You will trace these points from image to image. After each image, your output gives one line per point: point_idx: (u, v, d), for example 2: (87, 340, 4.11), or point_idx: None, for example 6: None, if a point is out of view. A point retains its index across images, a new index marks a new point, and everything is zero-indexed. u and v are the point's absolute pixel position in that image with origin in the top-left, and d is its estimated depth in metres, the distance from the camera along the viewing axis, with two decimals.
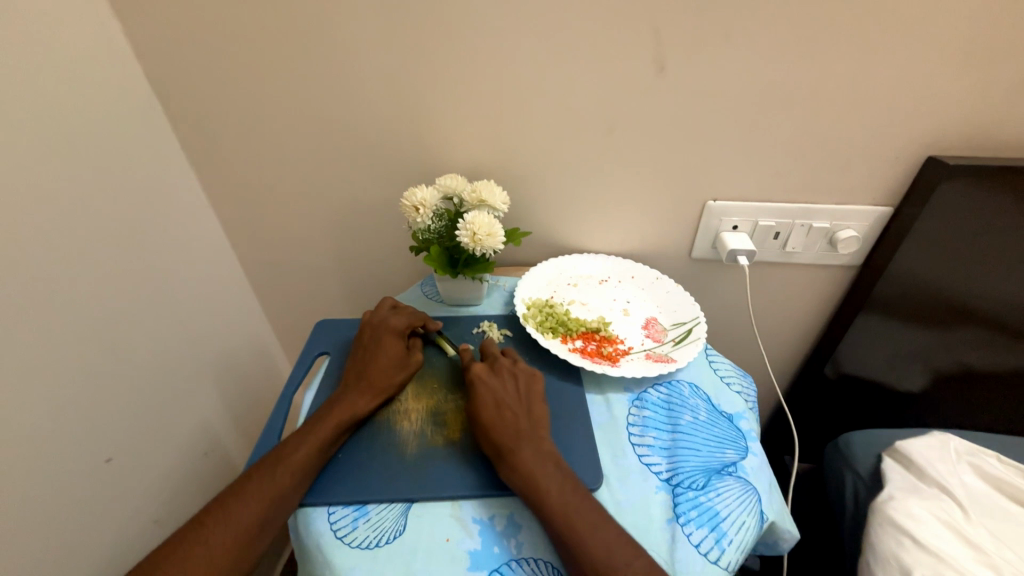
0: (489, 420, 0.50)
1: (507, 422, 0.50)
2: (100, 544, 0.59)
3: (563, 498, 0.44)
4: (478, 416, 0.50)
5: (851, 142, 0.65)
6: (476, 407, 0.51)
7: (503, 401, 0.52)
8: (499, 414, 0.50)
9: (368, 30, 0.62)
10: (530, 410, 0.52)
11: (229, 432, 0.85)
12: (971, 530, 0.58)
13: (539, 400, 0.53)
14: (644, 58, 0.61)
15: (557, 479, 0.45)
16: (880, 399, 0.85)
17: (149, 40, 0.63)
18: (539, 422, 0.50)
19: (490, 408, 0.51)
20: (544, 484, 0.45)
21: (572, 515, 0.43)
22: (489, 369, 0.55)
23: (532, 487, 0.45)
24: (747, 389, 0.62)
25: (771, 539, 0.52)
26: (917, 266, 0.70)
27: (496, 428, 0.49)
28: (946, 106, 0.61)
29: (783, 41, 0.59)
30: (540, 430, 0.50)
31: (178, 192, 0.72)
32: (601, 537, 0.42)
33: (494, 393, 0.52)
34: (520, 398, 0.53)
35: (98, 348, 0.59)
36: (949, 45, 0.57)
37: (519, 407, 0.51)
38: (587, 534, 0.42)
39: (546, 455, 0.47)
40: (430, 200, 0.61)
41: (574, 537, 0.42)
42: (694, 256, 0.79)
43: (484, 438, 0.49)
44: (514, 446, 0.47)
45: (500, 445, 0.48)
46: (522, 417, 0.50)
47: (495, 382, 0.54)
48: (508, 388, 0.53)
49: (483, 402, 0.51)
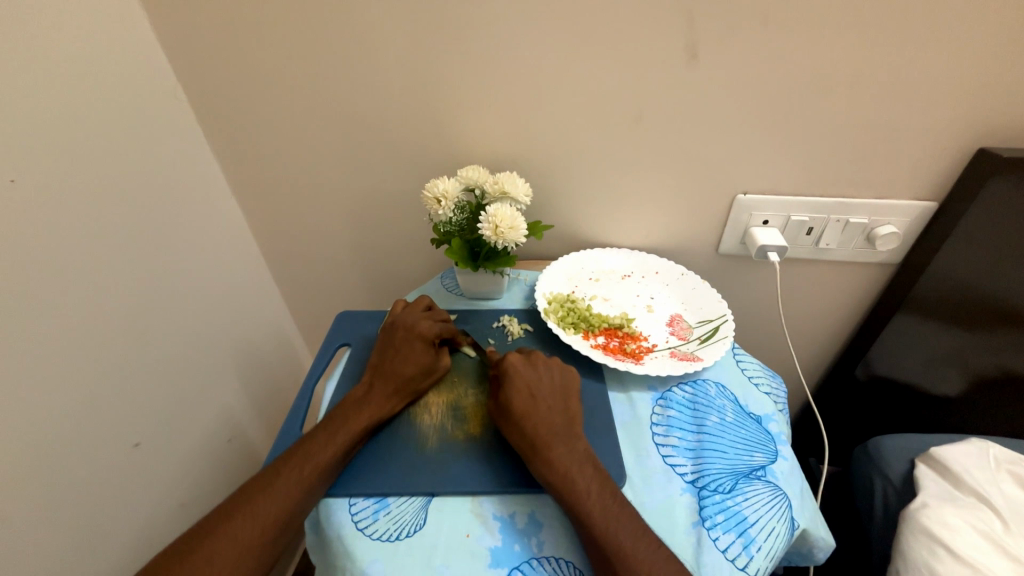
0: (520, 411, 0.49)
1: (537, 415, 0.49)
2: (129, 526, 0.61)
3: (595, 500, 0.43)
4: (513, 406, 0.49)
5: (893, 133, 0.62)
6: (510, 396, 0.50)
7: (536, 391, 0.51)
8: (529, 408, 0.49)
9: (391, 18, 0.61)
10: (563, 404, 0.51)
11: (252, 420, 0.87)
12: (1011, 543, 0.56)
13: (575, 394, 0.52)
14: (676, 45, 0.59)
15: (589, 483, 0.44)
16: (913, 403, 0.81)
17: (174, 31, 0.63)
18: (569, 420, 0.49)
19: (523, 395, 0.50)
20: (574, 480, 0.44)
21: (605, 523, 0.42)
22: (525, 358, 0.54)
23: (563, 487, 0.44)
24: (775, 391, 0.60)
25: (805, 548, 0.50)
26: (960, 266, 0.66)
27: (522, 417, 0.48)
28: (1002, 94, 0.57)
29: (827, 24, 0.55)
30: (571, 424, 0.49)
31: (203, 184, 0.73)
32: (626, 534, 0.41)
33: (526, 384, 0.51)
34: (556, 393, 0.52)
35: (124, 335, 0.61)
36: (1012, 27, 0.53)
37: (553, 401, 0.51)
38: (612, 534, 0.41)
39: (581, 455, 0.47)
40: (452, 192, 0.60)
41: (599, 534, 0.41)
42: (721, 251, 0.76)
43: (513, 434, 0.49)
44: (548, 441, 0.47)
45: (532, 438, 0.47)
46: (554, 412, 0.49)
47: (527, 372, 0.52)
48: (540, 379, 0.52)
49: (516, 389, 0.50)
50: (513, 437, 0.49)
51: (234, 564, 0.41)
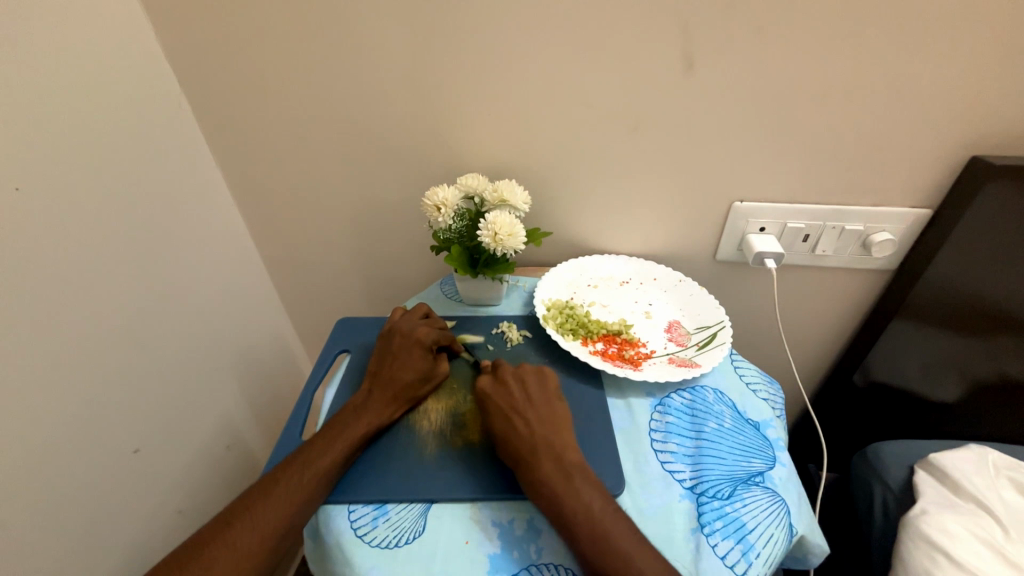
0: (499, 431, 0.49)
1: (518, 429, 0.49)
2: (128, 533, 0.61)
3: (583, 513, 0.43)
4: (493, 430, 0.50)
5: (885, 142, 0.63)
6: (489, 420, 0.50)
7: (511, 408, 0.51)
8: (509, 423, 0.49)
9: (392, 29, 0.62)
10: (550, 413, 0.51)
11: (251, 427, 0.87)
12: (1011, 550, 0.56)
13: (558, 403, 0.52)
14: (671, 55, 0.60)
15: (576, 496, 0.44)
16: (911, 408, 0.82)
17: (180, 42, 0.65)
18: (550, 432, 0.49)
19: (499, 416, 0.50)
20: (560, 495, 0.44)
21: (595, 539, 0.41)
22: (493, 378, 0.54)
23: (551, 501, 0.44)
24: (773, 397, 0.60)
25: (802, 554, 0.50)
26: (955, 272, 0.67)
27: (501, 438, 0.49)
28: (991, 103, 0.58)
29: (820, 33, 0.56)
30: (556, 435, 0.49)
31: (205, 191, 0.74)
32: (616, 548, 0.41)
33: (499, 403, 0.51)
34: (539, 404, 0.51)
35: (125, 340, 0.61)
36: (999, 38, 0.54)
37: (536, 412, 0.50)
38: (598, 550, 0.41)
39: (567, 468, 0.46)
40: (452, 200, 0.61)
41: (585, 551, 0.41)
42: (719, 258, 0.77)
43: (500, 448, 0.49)
44: (529, 457, 0.47)
45: (515, 456, 0.47)
46: (532, 425, 0.49)
47: (500, 391, 0.52)
48: (514, 394, 0.52)
49: (492, 412, 0.51)
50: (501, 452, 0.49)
51: (234, 571, 0.41)
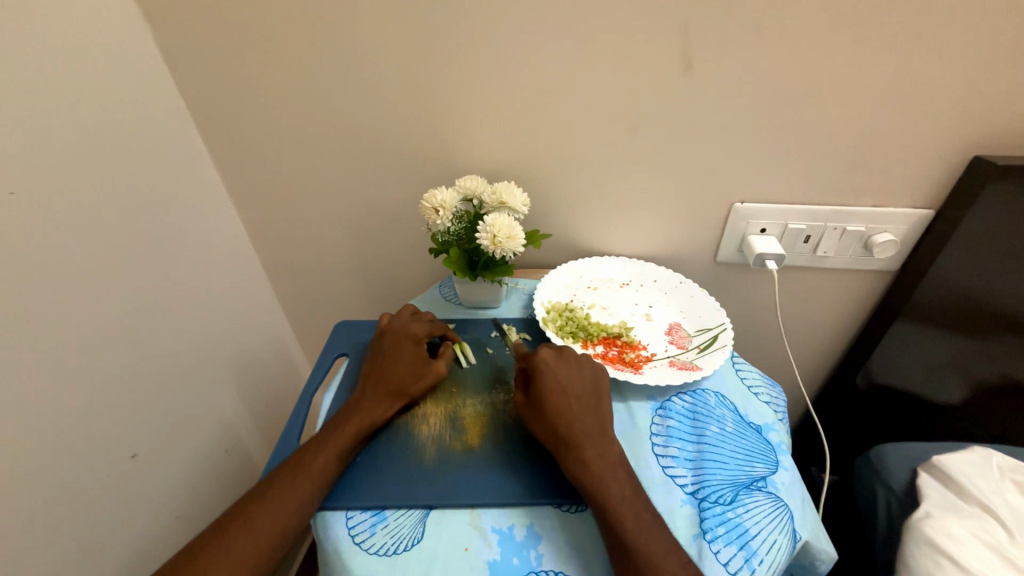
0: (553, 409, 0.49)
1: (574, 411, 0.49)
2: (125, 540, 0.61)
3: (608, 510, 0.43)
4: (547, 406, 0.49)
5: (886, 143, 0.62)
6: (542, 395, 0.50)
7: (569, 391, 0.50)
8: (567, 403, 0.49)
9: (389, 31, 0.62)
10: (598, 403, 0.51)
11: (250, 430, 0.86)
12: (1016, 553, 0.55)
13: (607, 394, 0.52)
14: (671, 56, 0.60)
15: (618, 485, 0.44)
16: (914, 410, 0.81)
17: (176, 45, 0.64)
18: (602, 420, 0.49)
19: (556, 395, 0.50)
20: (607, 483, 0.44)
21: (634, 529, 0.42)
22: (556, 355, 0.53)
23: (590, 488, 0.44)
24: (776, 400, 0.59)
25: (806, 560, 0.49)
26: (958, 273, 0.66)
27: (555, 418, 0.48)
28: (994, 102, 0.57)
29: (820, 33, 0.56)
30: (604, 426, 0.49)
31: (202, 193, 0.73)
32: (657, 543, 0.41)
33: (559, 382, 0.51)
34: (588, 391, 0.51)
35: (121, 345, 0.60)
36: (1000, 37, 0.53)
37: (587, 401, 0.50)
38: (640, 540, 0.41)
39: (613, 460, 0.46)
40: (450, 202, 0.60)
41: (625, 540, 0.41)
42: (719, 260, 0.76)
43: (547, 427, 0.49)
44: (580, 441, 0.47)
45: (565, 436, 0.47)
46: (587, 411, 0.49)
47: (561, 369, 0.52)
48: (573, 377, 0.52)
49: (549, 388, 0.50)
50: (545, 433, 0.49)
51: None
